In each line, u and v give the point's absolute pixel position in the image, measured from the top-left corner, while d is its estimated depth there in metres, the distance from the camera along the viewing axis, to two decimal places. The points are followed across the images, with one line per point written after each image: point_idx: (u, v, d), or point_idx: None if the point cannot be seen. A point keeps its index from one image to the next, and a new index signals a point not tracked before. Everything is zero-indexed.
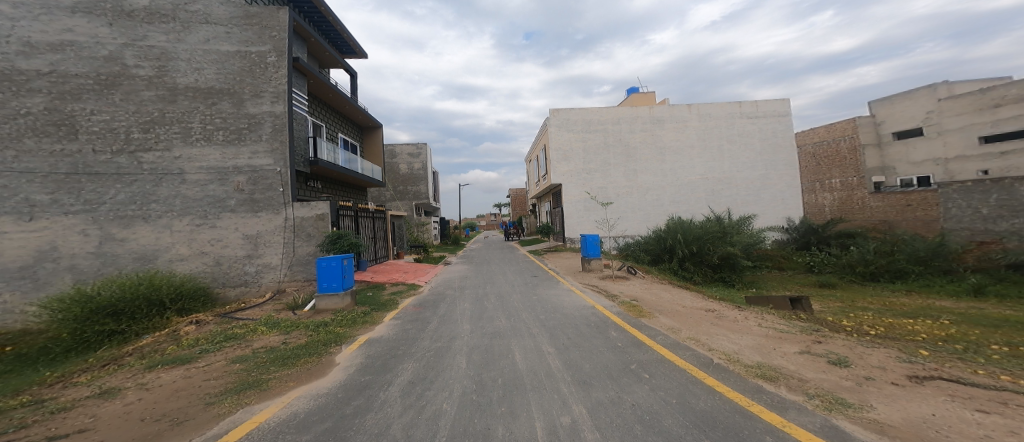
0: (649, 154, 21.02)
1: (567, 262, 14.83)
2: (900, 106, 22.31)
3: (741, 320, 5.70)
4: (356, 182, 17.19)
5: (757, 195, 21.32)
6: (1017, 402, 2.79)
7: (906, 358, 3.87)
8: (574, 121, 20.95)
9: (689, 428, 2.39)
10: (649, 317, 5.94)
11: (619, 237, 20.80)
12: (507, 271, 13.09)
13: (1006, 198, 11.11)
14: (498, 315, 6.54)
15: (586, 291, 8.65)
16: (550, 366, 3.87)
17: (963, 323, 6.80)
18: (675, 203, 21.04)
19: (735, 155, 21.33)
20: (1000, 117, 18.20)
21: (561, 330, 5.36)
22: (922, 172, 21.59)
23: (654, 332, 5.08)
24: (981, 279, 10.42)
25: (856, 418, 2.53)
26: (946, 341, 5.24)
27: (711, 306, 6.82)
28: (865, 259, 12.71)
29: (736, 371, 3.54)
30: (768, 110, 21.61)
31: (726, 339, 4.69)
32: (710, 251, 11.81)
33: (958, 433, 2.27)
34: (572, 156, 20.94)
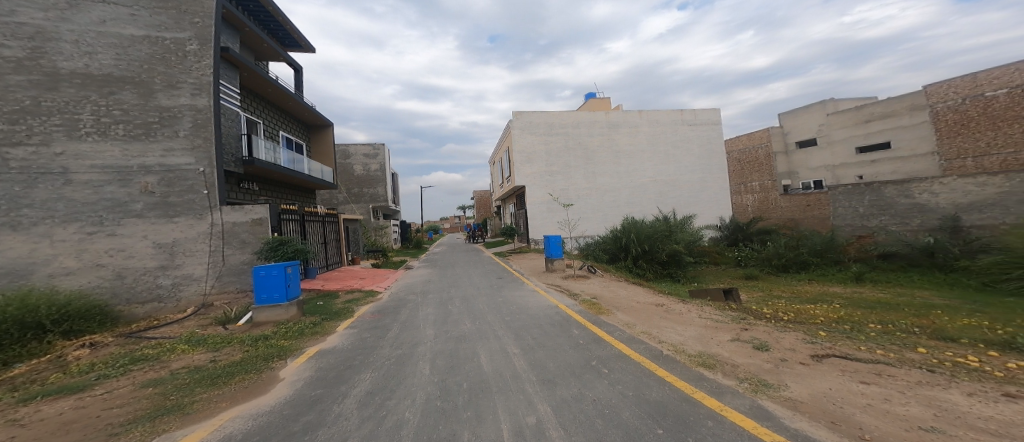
0: (606, 158, 22.04)
1: (530, 263, 14.96)
2: (806, 118, 25.62)
3: (686, 313, 6.17)
4: (301, 184, 15.92)
5: (697, 196, 23.32)
6: (887, 372, 3.36)
7: (810, 339, 4.48)
8: (537, 124, 21.33)
9: (644, 418, 2.55)
10: (608, 313, 6.20)
11: (580, 237, 21.48)
12: (470, 274, 12.86)
13: (875, 199, 13.40)
14: (463, 319, 6.44)
15: (550, 291, 8.81)
16: (515, 367, 3.88)
17: (852, 306, 8.06)
18: (629, 204, 22.27)
19: (680, 159, 23.16)
20: (871, 130, 21.99)
21: (526, 331, 5.40)
22: (816, 177, 25.02)
23: (612, 328, 5.33)
24: (861, 268, 12.41)
25: (776, 397, 2.86)
26: (840, 323, 6.14)
27: (661, 300, 7.32)
28: (778, 253, 14.42)
29: (682, 361, 3.82)
30: (705, 118, 23.79)
31: (673, 331, 5.04)
32: (659, 249, 12.73)
33: (849, 403, 2.69)
34: (535, 159, 21.29)
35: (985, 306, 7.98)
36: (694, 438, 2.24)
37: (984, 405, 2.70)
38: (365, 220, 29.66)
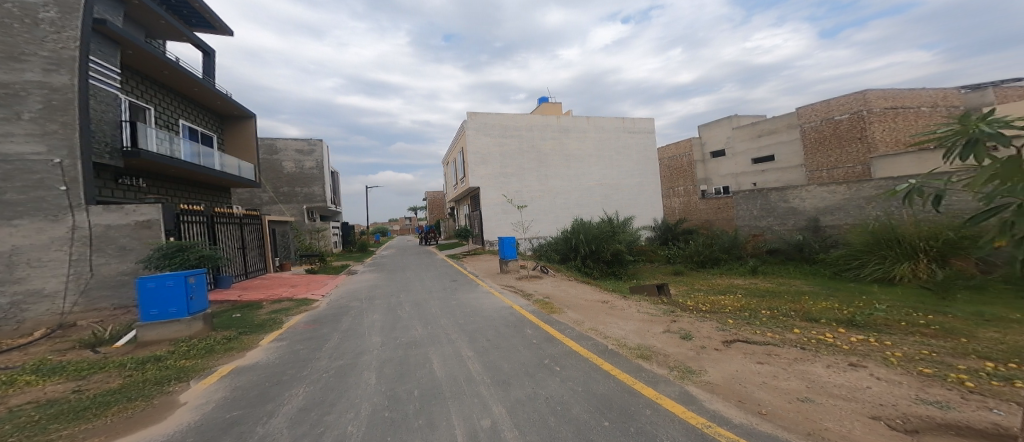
0: (557, 161, 22.37)
1: (485, 265, 14.64)
2: (717, 131, 28.97)
3: (627, 308, 6.56)
4: (212, 181, 13.99)
5: (637, 199, 24.41)
6: (776, 352, 3.98)
7: (721, 327, 5.07)
8: (492, 125, 21.03)
9: (593, 413, 2.71)
10: (558, 312, 6.34)
11: (534, 238, 21.68)
12: (420, 278, 12.21)
13: (766, 204, 15.47)
14: (414, 323, 6.11)
15: (504, 292, 8.77)
16: (469, 370, 3.80)
17: (751, 297, 9.16)
18: (579, 206, 22.76)
19: (623, 164, 24.09)
20: (761, 144, 25.75)
21: (481, 333, 5.29)
22: (724, 183, 28.37)
23: (563, 325, 5.46)
24: (757, 262, 14.36)
25: (698, 382, 3.24)
26: (746, 312, 7.02)
27: (607, 297, 7.69)
28: (698, 251, 16.02)
29: (623, 354, 4.07)
30: (644, 127, 24.89)
31: (616, 325, 5.34)
32: (604, 249, 13.37)
33: (751, 383, 3.22)
34: (490, 161, 20.98)
35: (836, 290, 9.83)
36: (635, 429, 2.48)
37: (844, 376, 3.36)
38: (299, 222, 27.02)
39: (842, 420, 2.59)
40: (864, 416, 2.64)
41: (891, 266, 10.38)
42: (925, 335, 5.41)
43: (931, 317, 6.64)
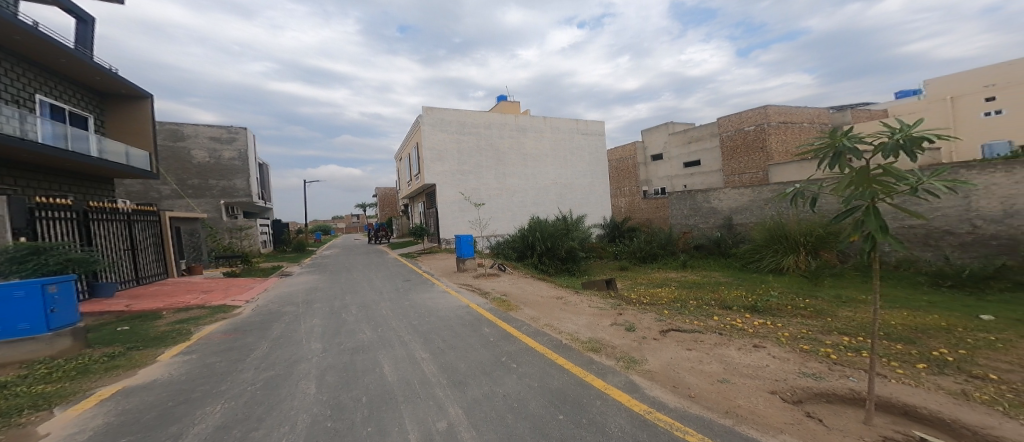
0: (515, 159, 22.35)
1: (439, 264, 14.23)
2: (656, 136, 31.10)
3: (579, 303, 6.78)
4: (87, 169, 12.00)
5: (587, 198, 25.19)
6: (703, 339, 4.38)
7: (659, 317, 5.47)
8: (448, 121, 20.51)
9: (549, 407, 2.78)
10: (516, 309, 6.36)
11: (491, 236, 21.43)
12: (367, 279, 11.54)
13: (694, 205, 16.75)
14: (364, 327, 5.79)
15: (461, 290, 8.63)
16: (423, 372, 3.68)
17: (712, 287, 10.05)
18: (535, 205, 22.99)
19: (576, 164, 24.80)
20: (690, 150, 28.18)
21: (436, 333, 5.16)
22: (662, 184, 30.63)
23: (519, 322, 5.51)
24: (686, 256, 15.78)
25: (642, 371, 3.47)
26: (679, 302, 7.64)
27: (561, 293, 7.90)
28: (641, 247, 17.07)
29: (576, 348, 4.21)
30: (597, 129, 25.81)
31: (569, 320, 5.50)
32: (559, 246, 13.66)
33: (686, 369, 3.50)
34: (447, 157, 20.43)
35: (743, 280, 11.15)
36: (587, 420, 2.59)
37: (752, 356, 3.83)
38: (215, 221, 24.51)
39: (751, 397, 2.95)
40: (766, 392, 3.04)
41: (783, 257, 11.93)
42: (802, 316, 6.42)
43: (808, 300, 7.79)
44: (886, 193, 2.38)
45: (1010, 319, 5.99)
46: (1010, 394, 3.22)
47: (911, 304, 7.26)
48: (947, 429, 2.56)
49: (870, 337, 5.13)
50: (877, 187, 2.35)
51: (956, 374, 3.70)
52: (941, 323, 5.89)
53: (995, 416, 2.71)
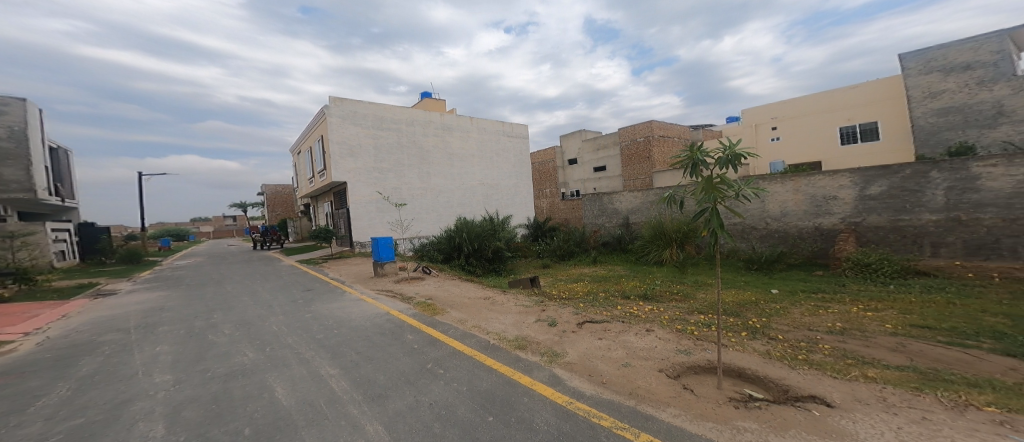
0: (440, 158, 21.79)
1: (352, 269, 13.16)
2: (573, 142, 33.24)
3: (506, 302, 6.88)
4: None
5: (512, 199, 25.66)
6: (610, 328, 4.81)
7: (576, 311, 5.85)
8: (363, 115, 19.08)
9: (476, 410, 2.78)
10: (442, 313, 6.21)
11: (414, 238, 20.53)
12: (253, 292, 9.91)
13: (603, 207, 18.20)
14: (247, 348, 5.01)
15: (379, 297, 8.06)
16: (332, 391, 3.36)
17: (615, 279, 11.16)
18: (461, 205, 22.72)
19: (502, 166, 25.11)
20: (599, 156, 30.66)
21: (348, 346, 4.74)
22: (577, 187, 32.82)
23: (446, 326, 5.36)
24: (597, 253, 17.06)
25: (563, 364, 3.68)
26: (590, 295, 8.30)
27: (488, 293, 7.92)
28: (561, 246, 17.82)
29: (503, 347, 4.26)
30: (521, 132, 26.45)
31: (497, 320, 5.54)
32: (486, 247, 13.68)
33: (601, 357, 3.81)
34: (361, 153, 18.96)
35: (638, 272, 12.54)
36: (515, 418, 2.65)
37: (646, 339, 4.33)
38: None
39: (646, 377, 3.33)
40: (657, 371, 3.46)
41: (662, 250, 13.82)
42: (677, 300, 7.57)
43: (679, 286, 9.25)
44: (722, 196, 3.13)
45: (788, 291, 8.26)
46: (792, 349, 4.30)
47: (736, 283, 9.31)
48: (763, 383, 3.28)
49: (717, 314, 6.30)
50: (716, 192, 3.07)
51: (763, 338, 4.78)
52: (753, 298, 7.66)
53: (789, 368, 3.56)
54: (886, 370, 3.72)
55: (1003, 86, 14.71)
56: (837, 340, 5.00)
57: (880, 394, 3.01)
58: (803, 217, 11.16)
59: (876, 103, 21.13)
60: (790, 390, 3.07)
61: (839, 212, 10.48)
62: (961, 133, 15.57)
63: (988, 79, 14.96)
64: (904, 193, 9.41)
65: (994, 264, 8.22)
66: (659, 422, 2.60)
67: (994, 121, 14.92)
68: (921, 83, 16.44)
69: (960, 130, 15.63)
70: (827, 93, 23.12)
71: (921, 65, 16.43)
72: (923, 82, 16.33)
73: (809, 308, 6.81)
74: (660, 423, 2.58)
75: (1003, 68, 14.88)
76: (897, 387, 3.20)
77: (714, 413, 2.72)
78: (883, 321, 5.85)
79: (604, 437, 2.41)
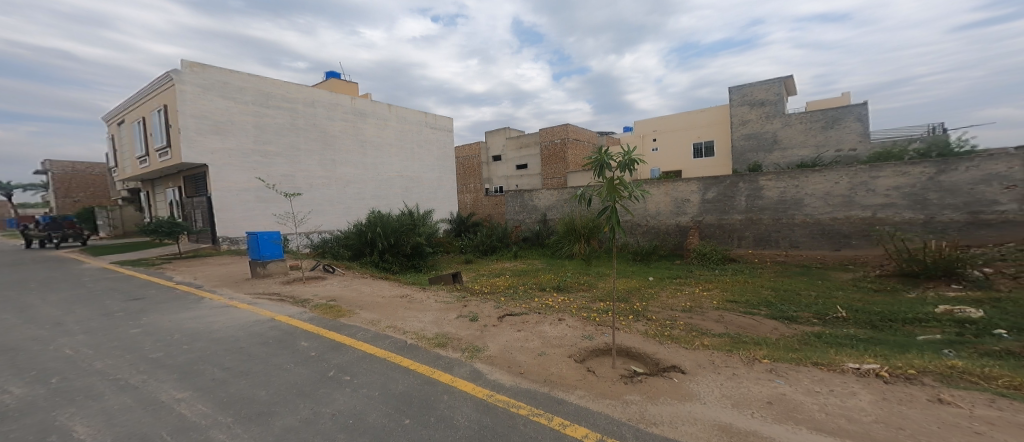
0: (349, 145, 20.10)
1: (214, 271, 10.92)
2: (497, 138, 33.57)
3: (425, 299, 6.70)
4: None
5: (435, 193, 25.03)
6: (529, 320, 5.00)
7: (498, 305, 5.96)
8: (237, 88, 15.99)
9: (390, 414, 2.66)
10: (349, 315, 5.79)
11: (310, 233, 18.43)
12: (24, 309, 6.97)
13: (525, 203, 18.80)
14: (11, 382, 3.61)
15: (259, 303, 7.00)
16: (187, 417, 2.82)
17: (529, 273, 11.64)
18: (375, 198, 21.40)
19: (423, 158, 24.18)
20: (523, 153, 31.41)
21: (220, 361, 4.04)
22: (500, 183, 33.41)
23: (354, 329, 4.98)
24: (518, 248, 17.52)
25: (484, 358, 3.72)
26: (511, 288, 8.59)
27: (406, 291, 7.60)
28: (484, 241, 17.72)
29: (422, 346, 4.14)
30: (443, 124, 25.64)
31: (415, 319, 5.35)
32: (404, 243, 12.98)
33: (521, 349, 3.93)
34: (233, 135, 15.89)
35: (554, 265, 13.32)
36: (435, 417, 2.60)
37: (559, 328, 4.61)
38: None
39: (558, 364, 3.55)
40: (569, 357, 3.71)
41: (572, 244, 14.86)
42: (585, 289, 8.25)
43: (588, 277, 10.05)
44: (620, 196, 3.53)
45: (659, 277, 9.76)
46: (663, 327, 5.04)
47: (625, 272, 10.54)
48: (643, 358, 3.75)
49: (612, 301, 7.06)
50: (615, 192, 3.46)
51: (643, 319, 5.51)
52: (638, 284, 8.80)
53: (661, 344, 4.13)
54: (715, 338, 4.64)
55: (777, 121, 21.91)
56: (687, 316, 6.05)
57: (712, 357, 3.71)
58: (668, 216, 13.61)
59: (722, 124, 25.18)
60: (660, 363, 3.59)
61: (690, 212, 13.20)
62: (756, 155, 22.58)
63: (771, 115, 22.13)
64: (723, 198, 12.64)
65: (767, 251, 12.01)
66: (569, 404, 2.81)
67: (771, 147, 22.22)
68: (738, 113, 22.98)
69: (755, 152, 22.63)
70: (691, 112, 26.55)
71: (740, 98, 22.83)
72: (739, 113, 22.95)
73: (671, 290, 8.15)
74: (569, 406, 2.79)
75: (779, 108, 22.05)
76: (718, 350, 3.97)
77: (612, 390, 3.02)
78: (712, 298, 7.40)
79: (522, 425, 2.52)
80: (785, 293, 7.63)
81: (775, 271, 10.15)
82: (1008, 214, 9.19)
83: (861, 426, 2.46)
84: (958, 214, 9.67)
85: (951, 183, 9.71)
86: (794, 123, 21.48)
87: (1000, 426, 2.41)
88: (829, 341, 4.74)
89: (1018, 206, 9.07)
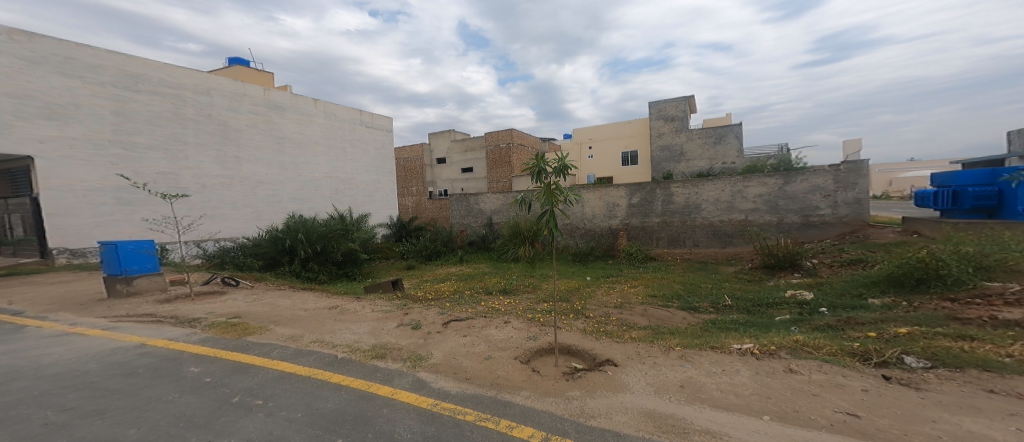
0: (260, 140, 17.19)
1: (41, 292, 8.40)
2: (441, 141, 33.11)
3: (359, 310, 6.29)
4: None
5: (371, 196, 23.43)
6: (475, 324, 4.95)
7: (442, 311, 5.81)
8: (93, 67, 12.23)
9: (318, 436, 2.44)
10: (260, 331, 5.14)
11: (199, 243, 14.87)
12: None
13: (468, 207, 18.73)
14: None
15: (118, 326, 5.64)
16: None
17: (473, 277, 11.50)
18: (295, 200, 18.75)
19: (356, 158, 22.62)
20: (468, 156, 31.28)
21: (82, 395, 3.30)
22: (444, 186, 32.93)
23: (268, 347, 4.46)
24: (463, 252, 17.31)
25: (428, 366, 3.59)
26: (456, 294, 8.42)
27: (334, 302, 7.05)
28: (426, 246, 17.23)
29: (356, 360, 3.88)
30: (379, 124, 24.22)
31: (347, 331, 4.99)
32: (334, 249, 12.18)
33: (466, 354, 3.87)
34: (75, 124, 11.80)
35: (501, 268, 13.43)
36: (373, 433, 2.45)
37: (504, 331, 4.62)
38: None
39: (504, 367, 3.55)
40: (515, 359, 3.73)
41: (518, 247, 15.08)
42: (530, 291, 8.41)
43: (533, 279, 10.24)
44: (557, 201, 3.66)
45: (596, 277, 10.27)
46: (600, 324, 5.30)
47: (567, 274, 10.93)
48: (582, 355, 3.90)
49: (555, 301, 7.29)
50: (553, 198, 3.61)
51: (582, 317, 5.75)
52: (578, 284, 9.19)
53: (597, 340, 4.32)
54: (641, 331, 4.99)
55: (683, 135, 25.04)
56: (618, 312, 6.42)
57: (639, 349, 3.98)
58: (601, 220, 14.41)
59: (644, 135, 27.28)
60: (596, 357, 3.76)
61: (620, 215, 14.09)
62: (668, 164, 25.43)
63: (679, 130, 25.09)
64: (644, 202, 13.65)
65: (677, 250, 13.22)
66: (516, 406, 2.81)
67: (678, 158, 25.23)
68: (655, 126, 25.69)
69: (668, 162, 25.49)
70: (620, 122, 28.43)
71: (656, 113, 25.66)
72: (657, 125, 25.70)
73: (607, 288, 8.67)
74: (516, 408, 2.78)
75: (684, 123, 25.12)
76: (644, 342, 4.26)
77: (555, 388, 3.08)
78: (637, 293, 8.02)
79: (469, 431, 2.46)
80: (689, 286, 8.52)
81: (683, 267, 11.27)
82: (826, 217, 11.51)
83: (745, 399, 2.81)
84: (794, 217, 11.84)
85: (792, 191, 11.79)
86: (689, 133, 24.82)
87: (828, 388, 2.96)
88: (721, 326, 5.39)
89: (832, 210, 11.39)
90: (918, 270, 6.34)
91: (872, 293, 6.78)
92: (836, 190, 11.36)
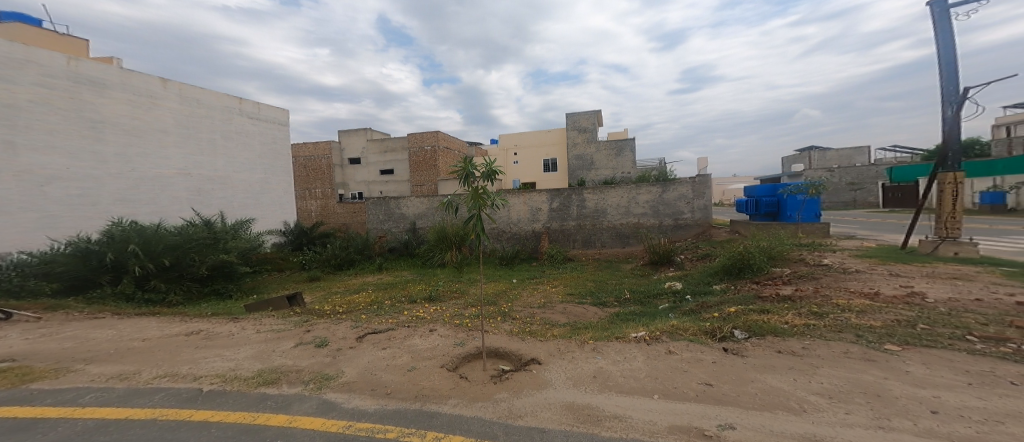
0: (59, 122, 12.05)
1: None
2: (355, 140, 30.89)
3: (236, 333, 5.44)
4: None
5: (256, 198, 19.04)
6: (394, 335, 4.69)
7: (355, 324, 5.37)
8: None
9: None
10: (65, 373, 4.01)
11: None
12: None
13: (387, 211, 17.73)
14: None
15: None
16: None
17: (384, 288, 10.74)
18: (124, 202, 13.66)
19: (230, 153, 17.89)
20: (386, 158, 29.73)
21: None
22: (359, 188, 30.70)
23: (80, 392, 3.52)
24: (382, 259, 16.33)
25: (338, 386, 3.28)
26: (374, 304, 7.84)
27: (192, 328, 5.93)
28: (336, 254, 15.84)
29: (236, 390, 3.36)
30: (266, 116, 20.02)
31: (219, 359, 4.27)
32: (193, 263, 10.23)
33: (380, 368, 3.63)
34: None
35: (423, 275, 12.96)
36: None
37: (430, 340, 4.44)
38: None
39: (428, 376, 3.40)
40: (439, 367, 3.61)
41: (445, 252, 14.77)
42: (457, 297, 8.25)
43: (460, 284, 10.12)
44: (485, 205, 3.66)
45: (522, 279, 10.50)
46: (526, 325, 5.43)
47: (493, 277, 11.00)
48: (510, 356, 3.94)
49: (482, 305, 7.29)
50: (483, 201, 3.59)
51: (509, 319, 5.81)
52: (504, 287, 9.30)
53: (523, 340, 4.41)
54: (558, 328, 5.24)
55: (592, 145, 27.19)
56: (540, 312, 6.64)
57: (555, 344, 4.18)
58: (524, 224, 14.85)
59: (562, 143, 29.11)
60: (522, 357, 3.85)
61: (542, 220, 14.68)
62: (584, 172, 27.30)
63: (590, 140, 27.19)
64: (563, 208, 14.47)
65: (591, 250, 14.23)
66: (441, 415, 2.72)
67: (589, 167, 27.31)
68: (571, 136, 27.44)
69: (583, 170, 27.37)
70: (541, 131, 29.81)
71: (572, 123, 27.40)
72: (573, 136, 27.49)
73: (532, 289, 8.97)
74: (442, 418, 2.68)
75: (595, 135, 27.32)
76: (561, 338, 4.48)
77: (481, 393, 3.05)
78: (554, 292, 8.48)
79: None
80: (586, 285, 9.18)
81: (599, 267, 12.10)
82: (687, 220, 13.43)
83: (640, 381, 3.11)
84: (668, 220, 13.58)
85: (667, 198, 13.52)
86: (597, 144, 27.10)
87: (692, 364, 3.43)
88: (623, 318, 5.92)
89: (691, 214, 13.33)
90: (738, 260, 7.72)
91: (716, 280, 7.88)
92: (692, 198, 13.32)
